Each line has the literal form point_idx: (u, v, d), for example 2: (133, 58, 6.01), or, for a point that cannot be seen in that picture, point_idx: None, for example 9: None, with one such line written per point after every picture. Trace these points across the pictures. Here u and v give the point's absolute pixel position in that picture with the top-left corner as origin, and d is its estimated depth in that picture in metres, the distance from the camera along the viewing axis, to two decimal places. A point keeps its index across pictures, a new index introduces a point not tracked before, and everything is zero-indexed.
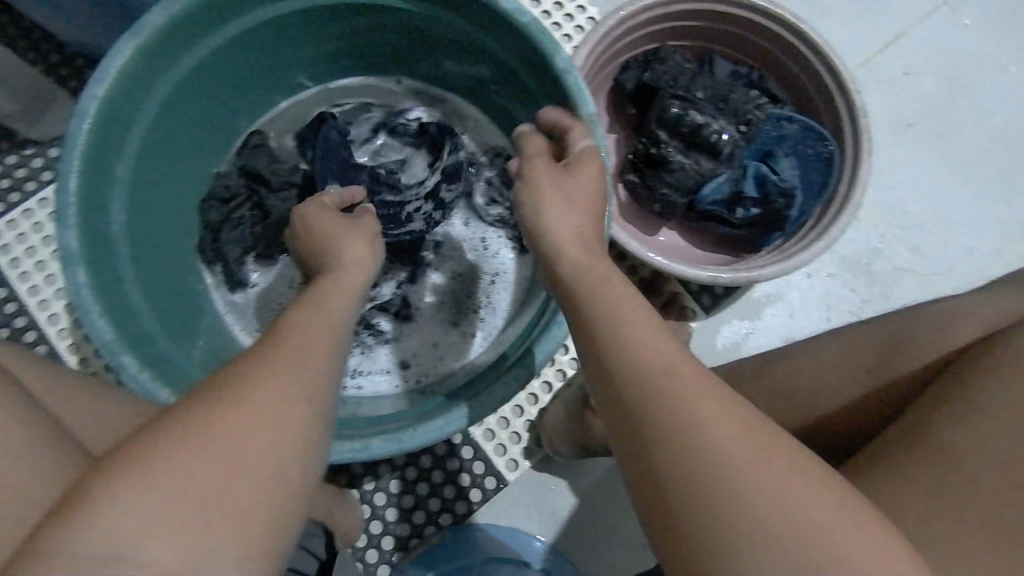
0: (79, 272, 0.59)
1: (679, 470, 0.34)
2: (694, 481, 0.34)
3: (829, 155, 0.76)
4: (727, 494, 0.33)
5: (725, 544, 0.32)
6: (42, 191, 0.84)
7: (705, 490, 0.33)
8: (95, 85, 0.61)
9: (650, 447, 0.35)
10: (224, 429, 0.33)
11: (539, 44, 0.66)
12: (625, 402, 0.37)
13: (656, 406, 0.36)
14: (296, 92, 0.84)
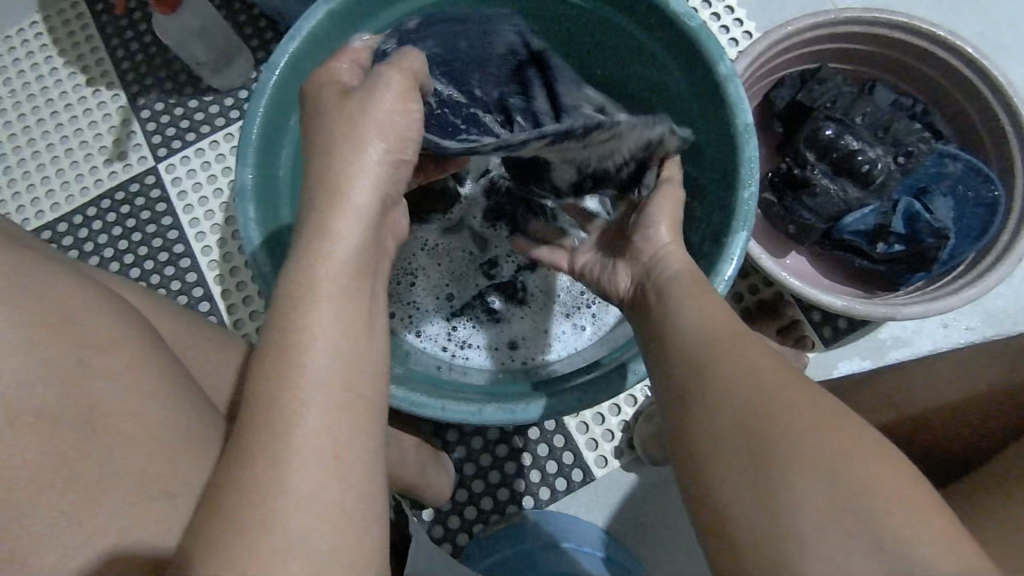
0: (249, 207, 0.66)
1: (725, 452, 0.39)
2: (736, 461, 0.38)
3: (995, 201, 0.72)
4: (762, 484, 0.36)
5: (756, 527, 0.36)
6: (213, 135, 0.93)
7: (745, 469, 0.37)
8: (289, 42, 0.69)
9: (710, 441, 0.40)
10: (359, 367, 0.40)
11: (699, 49, 0.67)
12: (691, 398, 0.43)
13: (715, 408, 0.41)
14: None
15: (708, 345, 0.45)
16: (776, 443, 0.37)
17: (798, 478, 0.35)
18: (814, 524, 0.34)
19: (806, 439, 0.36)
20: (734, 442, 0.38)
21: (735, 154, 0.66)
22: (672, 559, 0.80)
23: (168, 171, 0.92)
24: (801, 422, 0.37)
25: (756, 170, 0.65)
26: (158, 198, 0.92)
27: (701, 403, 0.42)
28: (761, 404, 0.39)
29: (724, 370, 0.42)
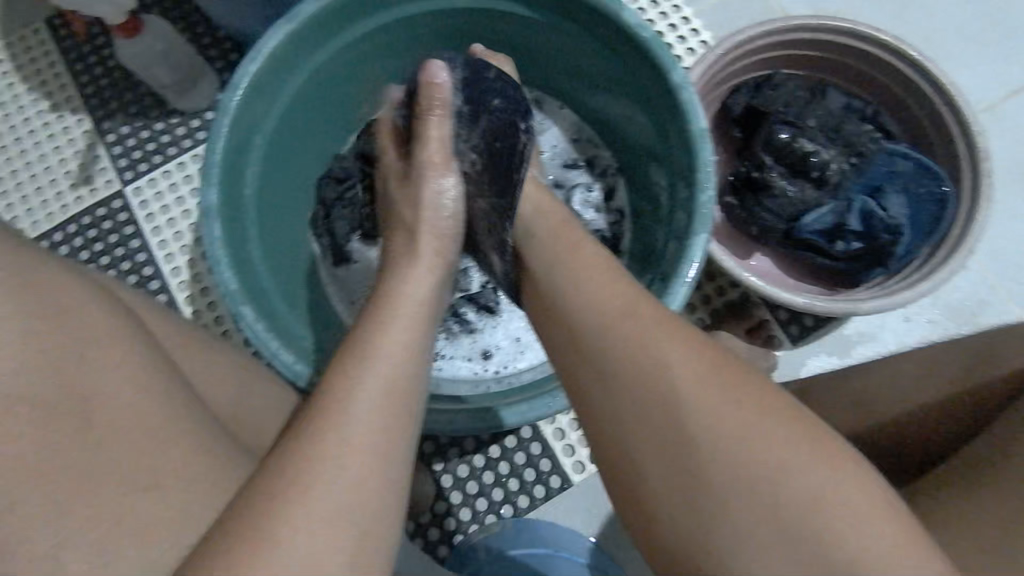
0: (214, 226, 0.66)
1: (641, 448, 0.45)
2: (667, 475, 0.43)
3: (944, 197, 0.74)
4: (693, 461, 0.43)
5: (692, 511, 0.42)
6: (180, 156, 0.93)
7: (670, 472, 0.43)
8: (251, 62, 0.69)
9: (619, 432, 0.46)
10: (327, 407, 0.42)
11: (654, 58, 0.69)
12: (598, 403, 0.48)
13: (621, 395, 0.46)
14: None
15: (618, 359, 0.47)
16: (698, 457, 0.42)
17: (730, 490, 0.41)
18: (750, 530, 0.40)
19: (726, 449, 0.42)
20: (650, 437, 0.44)
21: (693, 159, 0.68)
22: None
23: (136, 194, 0.92)
24: (719, 430, 0.42)
25: (714, 174, 0.67)
26: (126, 221, 0.91)
27: (622, 422, 0.46)
28: (678, 417, 0.43)
29: (641, 380, 0.45)
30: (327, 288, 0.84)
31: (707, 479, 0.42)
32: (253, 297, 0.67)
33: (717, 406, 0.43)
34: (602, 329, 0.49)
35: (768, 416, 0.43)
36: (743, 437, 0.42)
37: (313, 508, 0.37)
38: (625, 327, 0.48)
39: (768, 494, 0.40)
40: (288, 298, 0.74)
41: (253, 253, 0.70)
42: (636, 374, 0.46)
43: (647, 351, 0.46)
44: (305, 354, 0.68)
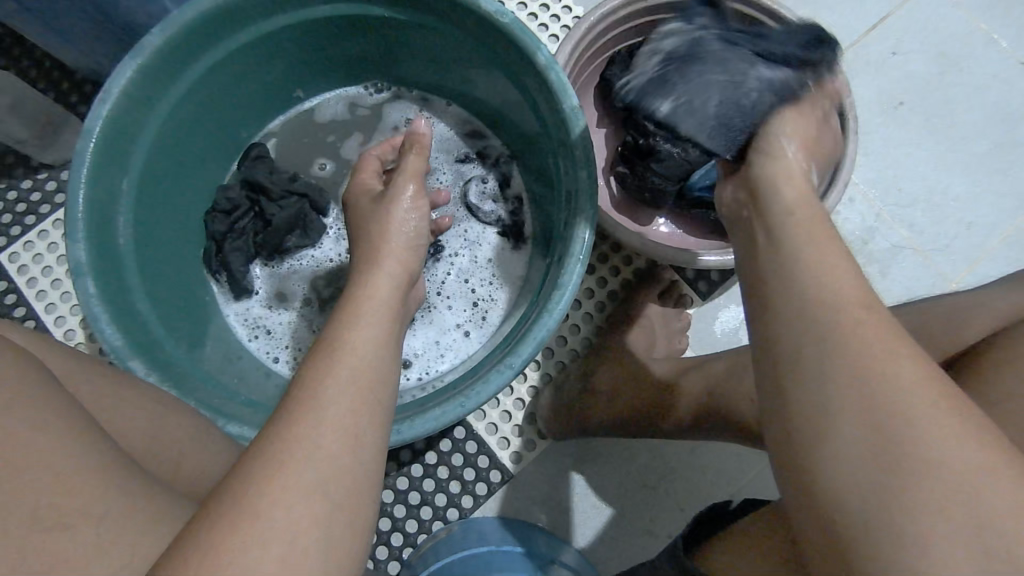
0: (87, 281, 0.63)
1: (844, 430, 0.35)
2: (864, 456, 0.34)
3: None
4: (917, 453, 0.33)
5: (896, 513, 0.32)
6: (55, 212, 0.88)
7: (871, 466, 0.33)
8: (100, 105, 0.66)
9: (816, 412, 0.36)
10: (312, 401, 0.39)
11: (518, 42, 0.69)
12: (787, 367, 0.38)
13: (828, 357, 0.36)
14: (291, 108, 0.87)
15: (826, 340, 0.37)
16: (912, 448, 0.33)
17: (945, 494, 0.32)
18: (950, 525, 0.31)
19: (945, 453, 0.32)
20: (861, 417, 0.34)
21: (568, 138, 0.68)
22: (604, 532, 0.81)
23: (12, 260, 0.86)
24: (944, 431, 0.33)
25: (590, 150, 0.67)
26: (6, 290, 0.86)
27: (841, 409, 0.35)
28: (899, 401, 0.34)
29: (841, 340, 0.36)
30: (230, 322, 0.82)
31: (916, 473, 0.32)
32: (143, 349, 0.64)
33: (942, 411, 0.34)
34: (807, 282, 0.39)
35: (990, 440, 0.33)
36: (963, 442, 0.33)
37: (295, 500, 0.34)
38: (840, 304, 0.38)
39: (964, 505, 0.31)
40: (183, 342, 0.71)
41: (137, 302, 0.67)
42: (869, 367, 0.35)
43: (869, 329, 0.37)
44: (210, 397, 0.66)
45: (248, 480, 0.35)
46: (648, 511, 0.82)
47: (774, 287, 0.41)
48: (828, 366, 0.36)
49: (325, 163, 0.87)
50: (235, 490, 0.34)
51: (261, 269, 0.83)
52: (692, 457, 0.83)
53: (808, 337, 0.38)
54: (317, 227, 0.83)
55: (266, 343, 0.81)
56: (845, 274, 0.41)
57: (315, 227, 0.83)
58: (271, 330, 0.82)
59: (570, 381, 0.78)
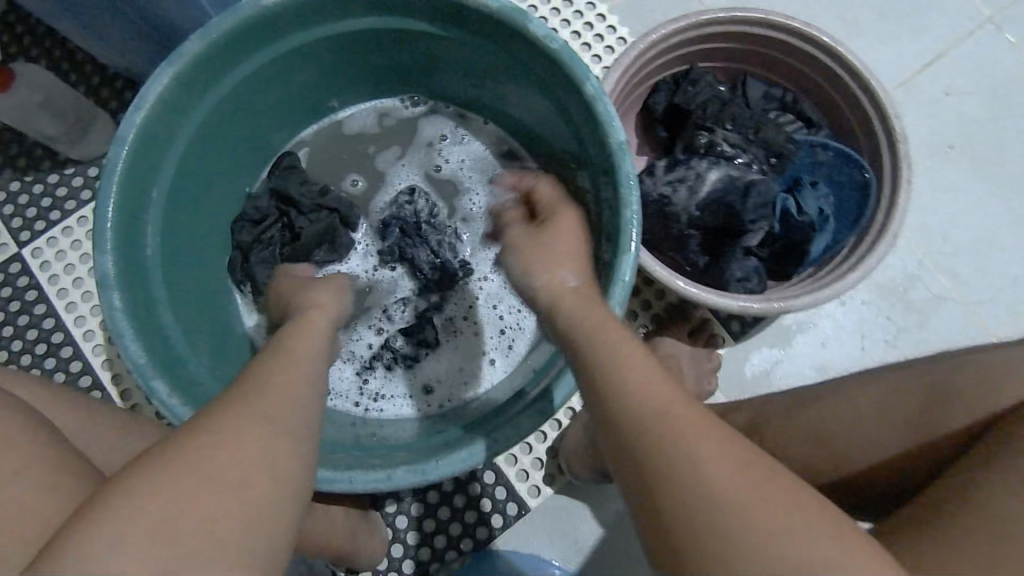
0: (114, 295, 0.61)
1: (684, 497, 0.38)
2: (694, 518, 0.38)
3: (866, 183, 0.75)
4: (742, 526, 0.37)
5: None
6: (81, 209, 0.86)
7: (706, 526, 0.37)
8: (135, 112, 0.64)
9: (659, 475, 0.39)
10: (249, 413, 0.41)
11: (567, 69, 0.66)
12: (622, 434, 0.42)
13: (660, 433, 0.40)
14: (324, 118, 0.85)
15: (644, 409, 0.42)
16: (731, 530, 0.37)
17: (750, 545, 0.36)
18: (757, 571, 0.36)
19: (751, 509, 0.37)
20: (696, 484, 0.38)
21: (614, 172, 0.66)
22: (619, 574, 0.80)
23: (35, 256, 0.85)
24: (746, 491, 0.38)
25: (636, 189, 0.65)
26: (27, 286, 0.84)
27: (653, 469, 0.40)
28: (694, 461, 0.39)
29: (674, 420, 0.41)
30: (252, 336, 0.80)
31: (720, 528, 0.37)
32: (166, 367, 0.63)
33: (751, 476, 0.39)
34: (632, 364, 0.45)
35: (804, 500, 0.39)
36: (767, 502, 0.38)
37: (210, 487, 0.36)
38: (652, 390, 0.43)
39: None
40: (206, 357, 0.70)
41: (162, 316, 0.66)
42: (659, 435, 0.40)
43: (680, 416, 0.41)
44: None
45: (141, 477, 0.36)
46: None
47: (599, 357, 0.46)
48: (651, 430, 0.41)
49: (357, 179, 0.86)
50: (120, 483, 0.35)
51: None
52: None
53: (625, 404, 0.43)
54: (346, 243, 0.81)
55: None
56: (630, 352, 0.46)
57: (344, 243, 0.81)
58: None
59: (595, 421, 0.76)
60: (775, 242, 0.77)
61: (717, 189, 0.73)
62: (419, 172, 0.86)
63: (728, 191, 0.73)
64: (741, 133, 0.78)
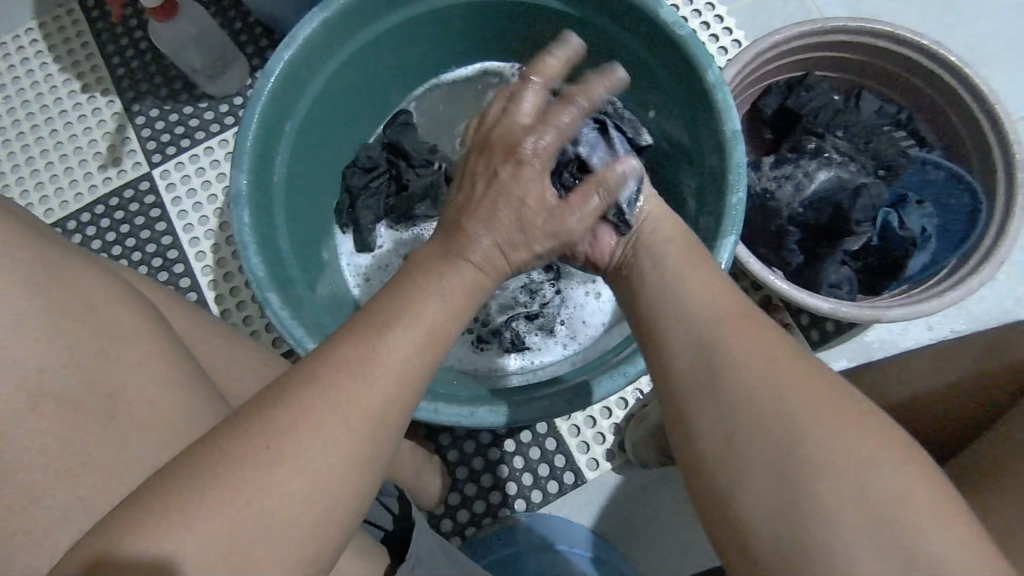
0: (244, 213, 0.67)
1: (752, 448, 0.37)
2: (765, 482, 0.35)
3: (974, 208, 0.73)
4: (814, 478, 0.34)
5: (794, 523, 0.34)
6: (209, 140, 0.93)
7: (774, 482, 0.35)
8: (284, 50, 0.69)
9: (723, 424, 0.38)
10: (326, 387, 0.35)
11: (690, 56, 0.68)
12: (694, 394, 0.40)
13: (723, 382, 0.39)
14: (435, 86, 0.90)
15: (720, 333, 0.42)
16: (802, 479, 0.35)
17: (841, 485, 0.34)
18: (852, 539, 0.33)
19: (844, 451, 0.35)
20: (762, 436, 0.37)
21: (723, 160, 0.67)
22: (662, 559, 0.81)
23: (163, 177, 0.92)
24: (830, 419, 0.36)
25: (744, 177, 0.66)
26: (152, 204, 0.92)
27: (716, 392, 0.39)
28: (776, 383, 0.38)
29: (730, 365, 0.40)
30: (346, 272, 0.85)
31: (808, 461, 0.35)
32: (280, 285, 0.68)
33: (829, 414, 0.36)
34: (692, 318, 0.44)
35: (865, 428, 0.36)
36: (815, 402, 0.37)
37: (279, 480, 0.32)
38: (714, 333, 0.42)
39: (869, 517, 0.33)
40: (312, 283, 0.75)
41: (280, 239, 0.71)
42: (736, 355, 0.40)
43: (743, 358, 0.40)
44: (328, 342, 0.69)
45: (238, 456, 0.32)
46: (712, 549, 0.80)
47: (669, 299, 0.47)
48: (698, 338, 0.43)
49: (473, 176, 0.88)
50: (252, 431, 0.33)
51: (387, 229, 0.86)
52: None
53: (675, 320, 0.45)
54: None
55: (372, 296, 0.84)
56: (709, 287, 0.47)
57: None
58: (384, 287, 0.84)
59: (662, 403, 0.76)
60: (872, 254, 0.76)
61: (824, 192, 0.74)
62: None
63: (833, 192, 0.73)
64: (853, 140, 0.78)
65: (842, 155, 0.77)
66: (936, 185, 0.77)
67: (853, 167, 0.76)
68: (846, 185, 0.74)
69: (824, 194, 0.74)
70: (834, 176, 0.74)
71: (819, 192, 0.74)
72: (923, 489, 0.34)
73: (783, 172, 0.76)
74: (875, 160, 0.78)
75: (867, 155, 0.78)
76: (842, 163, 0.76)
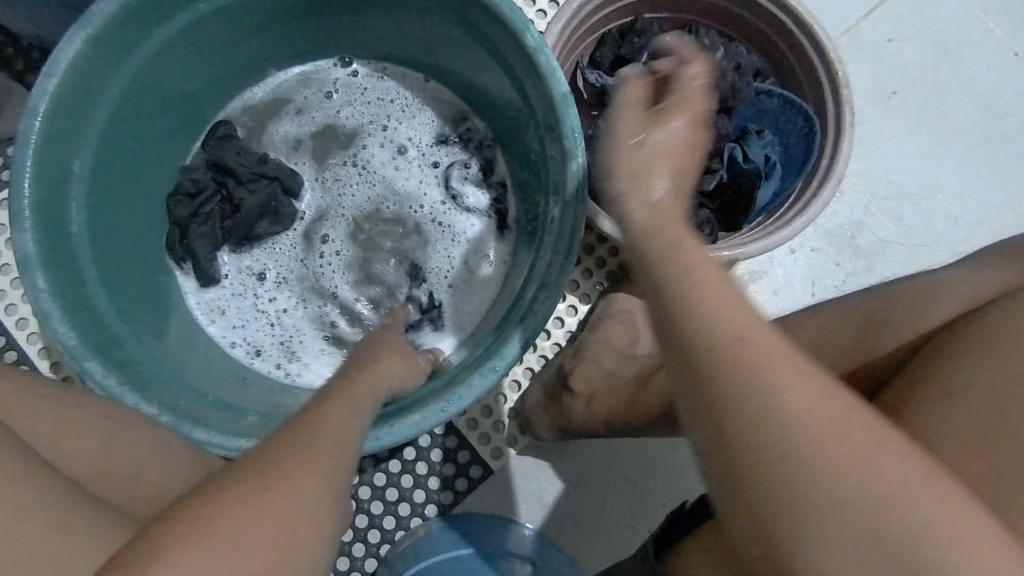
0: (37, 275, 0.58)
1: (748, 447, 0.30)
2: (758, 470, 0.30)
3: (810, 131, 0.74)
4: (817, 482, 0.29)
5: (790, 518, 0.29)
6: (1, 189, 0.81)
7: (785, 489, 0.29)
8: (48, 80, 0.59)
9: (710, 424, 0.32)
10: (295, 458, 0.35)
11: (506, 22, 0.64)
12: (687, 375, 0.33)
13: (719, 363, 0.32)
14: (245, 92, 0.82)
15: (704, 308, 0.34)
16: (809, 475, 0.29)
17: (823, 496, 0.28)
18: (831, 520, 0.28)
19: (850, 461, 0.29)
20: (757, 434, 0.30)
21: (557, 127, 0.64)
22: (582, 530, 0.80)
23: None
24: (831, 420, 0.30)
25: (582, 140, 0.63)
26: None
27: (709, 384, 0.32)
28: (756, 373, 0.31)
29: (719, 345, 0.32)
30: (190, 307, 0.78)
31: (808, 463, 0.29)
32: (104, 350, 0.60)
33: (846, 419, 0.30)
34: (678, 271, 0.36)
35: (848, 417, 0.30)
36: (831, 404, 0.30)
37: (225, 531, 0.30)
38: (708, 302, 0.34)
39: (877, 518, 0.28)
40: (147, 334, 0.68)
41: (94, 295, 0.63)
42: (717, 335, 0.33)
43: (744, 330, 0.32)
44: (174, 397, 0.62)
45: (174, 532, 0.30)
46: (629, 508, 0.81)
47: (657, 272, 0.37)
48: (698, 304, 0.34)
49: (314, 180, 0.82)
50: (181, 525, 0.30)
51: (230, 254, 0.79)
52: (673, 455, 0.82)
53: (667, 267, 0.37)
54: (289, 212, 0.79)
55: (223, 327, 0.78)
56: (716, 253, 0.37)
57: (288, 211, 0.79)
58: (230, 317, 0.78)
59: (551, 381, 0.75)
60: (723, 192, 0.75)
61: None
62: (360, 164, 0.82)
63: None
64: None
65: None
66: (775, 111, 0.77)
67: None
68: None
69: None
70: None
71: None
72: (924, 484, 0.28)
73: None
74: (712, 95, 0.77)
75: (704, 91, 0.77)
76: None
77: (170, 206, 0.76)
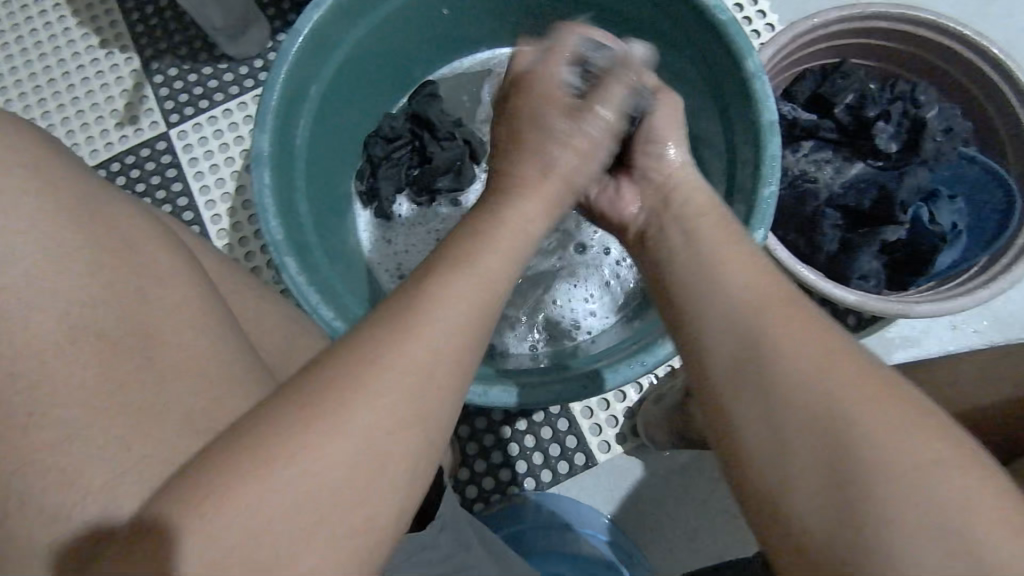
0: (264, 172, 0.65)
1: (816, 483, 0.32)
2: (853, 512, 0.31)
3: (1010, 205, 0.72)
4: (890, 490, 0.31)
5: (866, 533, 0.30)
6: (228, 102, 0.91)
7: (858, 512, 0.31)
8: (314, 10, 0.67)
9: (791, 471, 0.33)
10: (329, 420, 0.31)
11: (730, 42, 0.66)
12: (754, 426, 0.35)
13: (778, 402, 0.34)
14: (450, 62, 0.88)
15: (786, 349, 0.35)
16: (910, 494, 0.30)
17: (875, 497, 0.31)
18: (880, 528, 0.30)
19: (878, 437, 0.32)
20: (812, 457, 0.33)
21: (757, 148, 0.66)
22: (672, 545, 0.80)
23: (180, 137, 0.91)
24: (903, 438, 0.32)
25: (777, 169, 0.64)
26: (169, 163, 0.90)
27: (778, 421, 0.34)
28: (782, 345, 0.36)
29: (786, 377, 0.35)
30: (360, 236, 0.84)
31: (884, 463, 0.31)
32: (300, 250, 0.67)
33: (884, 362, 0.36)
34: (743, 312, 0.38)
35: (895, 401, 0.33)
36: (888, 413, 0.33)
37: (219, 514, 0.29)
38: (765, 316, 0.38)
39: (907, 499, 0.30)
40: (330, 251, 0.74)
41: (300, 204, 0.70)
42: (791, 361, 0.35)
43: (805, 358, 0.35)
44: (345, 311, 0.67)
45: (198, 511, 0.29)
46: (720, 537, 0.80)
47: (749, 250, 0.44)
48: (747, 339, 0.37)
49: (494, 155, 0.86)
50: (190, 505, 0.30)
51: (407, 200, 0.85)
52: None
53: (722, 312, 0.39)
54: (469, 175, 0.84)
55: (380, 257, 0.83)
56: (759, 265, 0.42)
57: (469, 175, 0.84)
58: (390, 247, 0.84)
59: (677, 391, 0.75)
60: (899, 249, 0.73)
61: (851, 190, 0.74)
62: None
63: (860, 193, 0.74)
64: (894, 126, 0.75)
65: (878, 142, 0.75)
66: (975, 179, 0.75)
67: (887, 156, 0.75)
68: (874, 183, 0.74)
69: (850, 194, 0.74)
70: (861, 173, 0.75)
71: (849, 192, 0.74)
72: (937, 461, 0.31)
73: (808, 166, 0.77)
74: (922, 143, 0.73)
75: (906, 137, 0.75)
76: (871, 155, 0.76)
77: (368, 147, 0.83)
